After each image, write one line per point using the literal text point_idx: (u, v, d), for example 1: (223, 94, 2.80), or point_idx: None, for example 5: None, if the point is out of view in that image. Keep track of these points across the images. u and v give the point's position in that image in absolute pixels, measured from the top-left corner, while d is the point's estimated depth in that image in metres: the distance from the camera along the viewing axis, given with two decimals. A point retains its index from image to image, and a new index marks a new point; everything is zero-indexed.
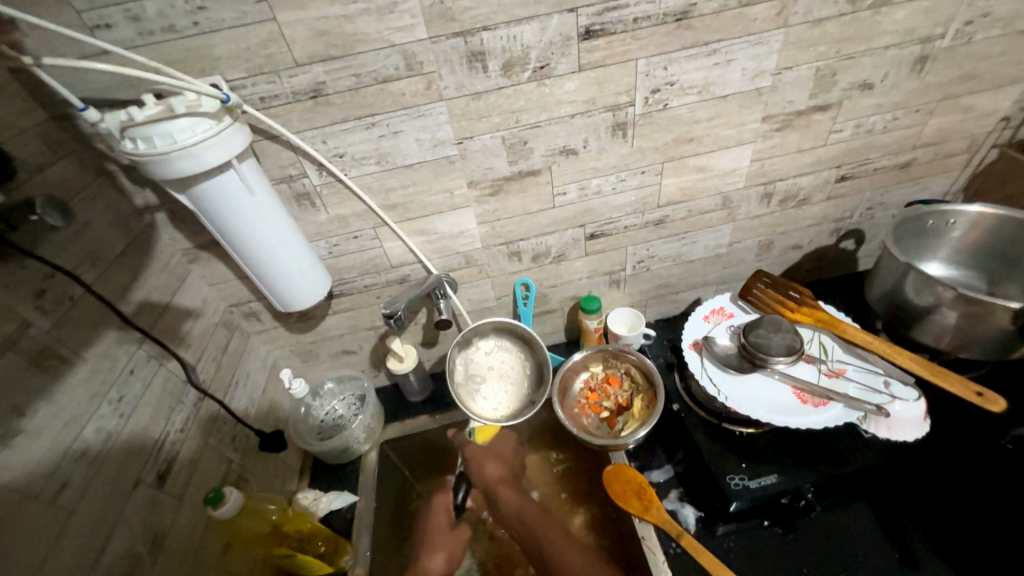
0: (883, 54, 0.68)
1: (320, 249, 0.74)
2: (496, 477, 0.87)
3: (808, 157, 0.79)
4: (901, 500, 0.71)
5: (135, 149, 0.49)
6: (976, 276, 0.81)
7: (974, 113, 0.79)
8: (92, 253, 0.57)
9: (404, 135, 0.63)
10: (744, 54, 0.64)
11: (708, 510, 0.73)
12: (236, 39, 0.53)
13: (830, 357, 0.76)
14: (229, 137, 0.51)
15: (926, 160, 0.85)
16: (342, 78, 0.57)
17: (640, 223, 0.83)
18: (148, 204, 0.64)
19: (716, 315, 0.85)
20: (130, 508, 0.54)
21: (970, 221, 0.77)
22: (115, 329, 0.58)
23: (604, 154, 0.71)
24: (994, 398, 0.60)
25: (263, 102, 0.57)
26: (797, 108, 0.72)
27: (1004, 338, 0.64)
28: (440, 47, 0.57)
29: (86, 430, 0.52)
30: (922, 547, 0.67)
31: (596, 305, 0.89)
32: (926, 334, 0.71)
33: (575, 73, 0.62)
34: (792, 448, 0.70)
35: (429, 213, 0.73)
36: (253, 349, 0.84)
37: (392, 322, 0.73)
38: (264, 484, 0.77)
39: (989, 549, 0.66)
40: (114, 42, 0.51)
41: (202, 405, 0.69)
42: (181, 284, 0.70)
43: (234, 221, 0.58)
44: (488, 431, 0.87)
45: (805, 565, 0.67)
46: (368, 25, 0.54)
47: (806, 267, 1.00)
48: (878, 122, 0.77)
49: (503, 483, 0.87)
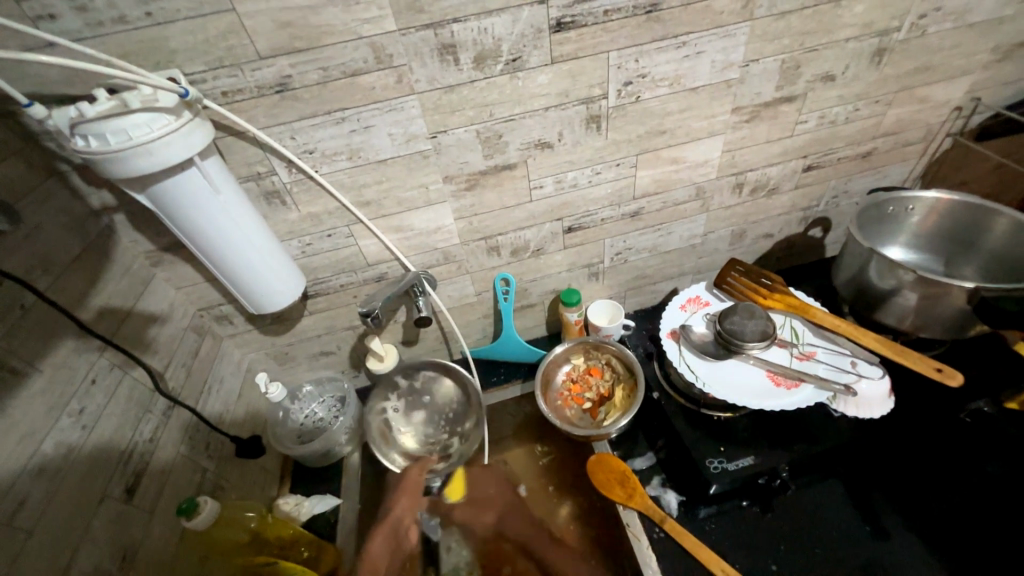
0: (844, 47, 0.70)
1: (293, 249, 0.72)
2: (498, 516, 0.81)
3: (776, 147, 0.81)
4: (870, 475, 0.75)
5: (87, 147, 0.47)
6: (935, 259, 0.85)
7: (929, 103, 0.82)
8: (45, 258, 0.54)
9: (375, 129, 0.62)
10: (712, 47, 0.65)
11: (690, 494, 0.74)
12: (194, 31, 0.50)
13: (801, 340, 0.79)
14: (189, 133, 0.49)
15: (886, 149, 0.88)
16: (309, 71, 0.55)
17: (616, 216, 0.83)
18: (105, 205, 0.61)
19: (693, 304, 0.87)
20: (96, 524, 0.52)
21: (927, 206, 0.81)
22: (73, 338, 0.55)
23: (579, 147, 0.71)
24: (952, 373, 0.63)
25: (226, 96, 0.55)
26: (764, 100, 0.73)
27: (960, 317, 0.67)
28: (410, 40, 0.56)
29: (44, 445, 0.49)
30: (889, 518, 0.70)
31: (576, 298, 0.89)
32: (889, 315, 0.74)
33: (547, 65, 0.62)
34: (767, 430, 0.72)
35: (404, 210, 0.72)
36: (225, 354, 0.81)
37: (369, 321, 0.71)
38: (242, 491, 0.75)
39: (951, 517, 0.69)
40: (60, 34, 0.48)
41: (172, 413, 0.66)
42: (144, 289, 0.67)
43: (199, 221, 0.56)
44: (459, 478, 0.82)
45: (782, 542, 0.70)
46: (334, 16, 0.52)
47: (777, 255, 1.03)
48: (841, 113, 0.79)
49: (508, 522, 0.80)
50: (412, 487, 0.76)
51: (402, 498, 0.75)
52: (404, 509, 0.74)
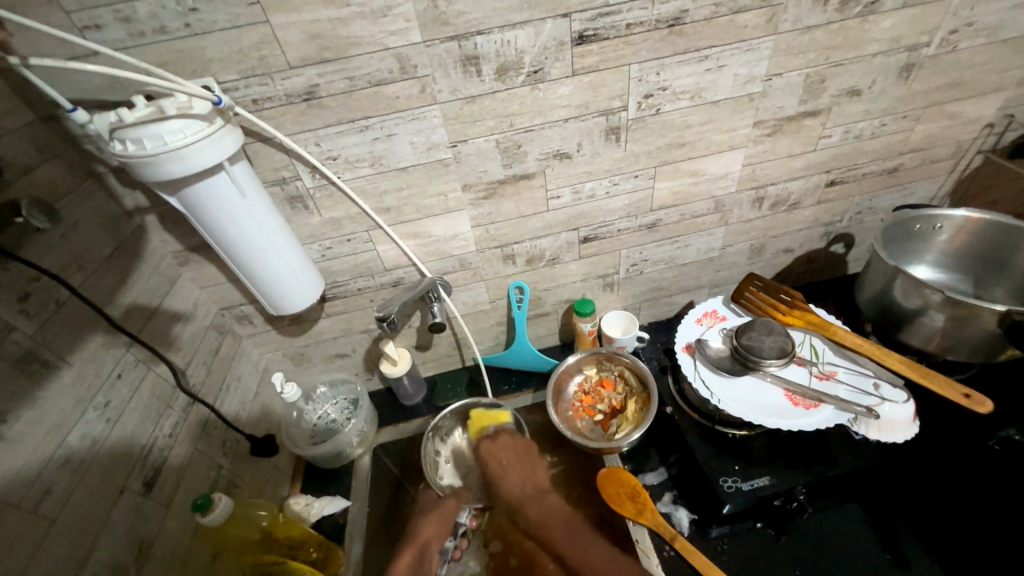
0: (870, 62, 0.69)
1: (313, 252, 0.74)
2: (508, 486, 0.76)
3: (799, 161, 0.80)
4: (893, 502, 0.72)
5: (124, 151, 0.49)
6: (964, 280, 0.82)
7: (959, 120, 0.80)
8: (79, 256, 0.56)
9: (397, 138, 0.63)
10: (735, 61, 0.65)
11: (702, 512, 0.73)
12: (229, 41, 0.52)
13: (821, 359, 0.77)
14: (220, 139, 0.51)
15: (913, 166, 0.86)
16: (336, 81, 0.57)
17: (633, 227, 0.83)
18: (138, 206, 0.64)
19: (709, 318, 0.86)
20: (115, 516, 0.53)
21: (956, 224, 0.79)
22: (102, 333, 0.57)
23: (598, 158, 0.71)
24: (981, 400, 0.61)
25: (256, 104, 0.57)
26: (787, 114, 0.73)
27: (991, 340, 0.65)
28: (434, 51, 0.57)
29: (70, 436, 0.50)
30: (912, 548, 0.68)
31: (591, 308, 0.88)
32: (914, 336, 0.72)
33: (568, 78, 0.62)
34: (784, 450, 0.70)
35: (423, 216, 0.73)
36: (244, 353, 0.83)
37: (384, 325, 0.72)
38: (255, 489, 0.77)
39: (978, 550, 0.66)
40: (104, 42, 0.51)
41: (191, 410, 0.68)
42: (171, 287, 0.69)
43: (225, 224, 0.57)
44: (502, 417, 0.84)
45: (798, 565, 0.68)
46: (362, 28, 0.54)
47: (797, 270, 1.01)
48: (867, 128, 0.78)
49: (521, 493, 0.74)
50: (445, 513, 0.77)
51: (432, 522, 0.76)
52: (432, 534, 0.76)
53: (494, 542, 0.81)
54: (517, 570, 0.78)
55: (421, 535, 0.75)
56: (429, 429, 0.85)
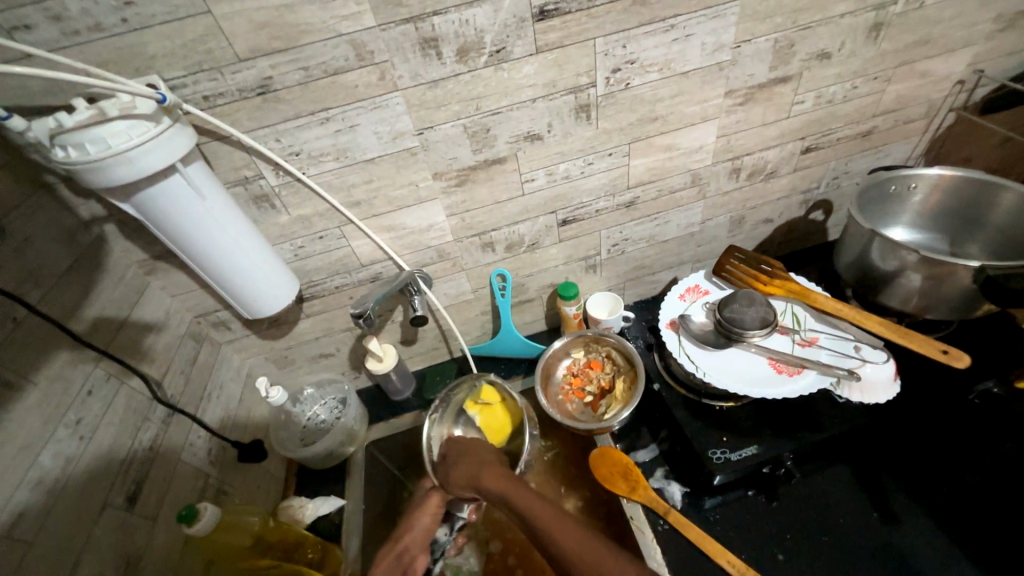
0: (838, 23, 0.68)
1: (285, 252, 0.72)
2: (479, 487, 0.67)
3: (773, 130, 0.79)
4: (880, 460, 0.73)
5: (67, 158, 0.46)
6: (939, 239, 0.83)
7: (930, 78, 0.80)
8: (35, 271, 0.54)
9: (361, 128, 0.61)
10: (702, 29, 0.63)
11: (694, 484, 0.74)
12: (170, 35, 0.50)
13: (803, 327, 0.78)
14: (170, 140, 0.49)
15: (886, 128, 0.86)
16: (290, 72, 0.54)
17: (612, 206, 0.82)
18: (95, 216, 0.61)
19: (692, 293, 0.86)
20: (97, 535, 0.52)
21: (930, 184, 0.79)
22: (67, 350, 0.55)
23: (569, 138, 0.70)
24: (958, 354, 0.62)
25: (208, 101, 0.55)
26: (758, 81, 0.72)
27: (967, 296, 0.65)
28: (391, 35, 0.55)
29: (42, 457, 0.49)
30: (900, 505, 0.69)
31: (574, 291, 0.88)
32: (892, 298, 0.73)
33: (532, 55, 0.60)
34: (770, 418, 0.71)
35: (395, 208, 0.71)
36: (225, 359, 0.81)
37: (361, 322, 0.71)
38: (246, 495, 0.76)
39: (963, 501, 0.68)
40: (36, 44, 0.48)
41: (171, 420, 0.67)
42: (139, 298, 0.67)
43: (186, 229, 0.56)
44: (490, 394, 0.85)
45: (789, 530, 0.69)
46: (312, 14, 0.51)
47: (779, 239, 1.02)
48: (838, 91, 0.77)
49: (489, 473, 0.67)
50: (428, 516, 0.71)
51: (422, 517, 0.71)
52: (417, 536, 0.70)
53: (493, 542, 0.83)
54: (515, 567, 0.80)
55: (403, 537, 0.69)
56: (437, 400, 0.84)
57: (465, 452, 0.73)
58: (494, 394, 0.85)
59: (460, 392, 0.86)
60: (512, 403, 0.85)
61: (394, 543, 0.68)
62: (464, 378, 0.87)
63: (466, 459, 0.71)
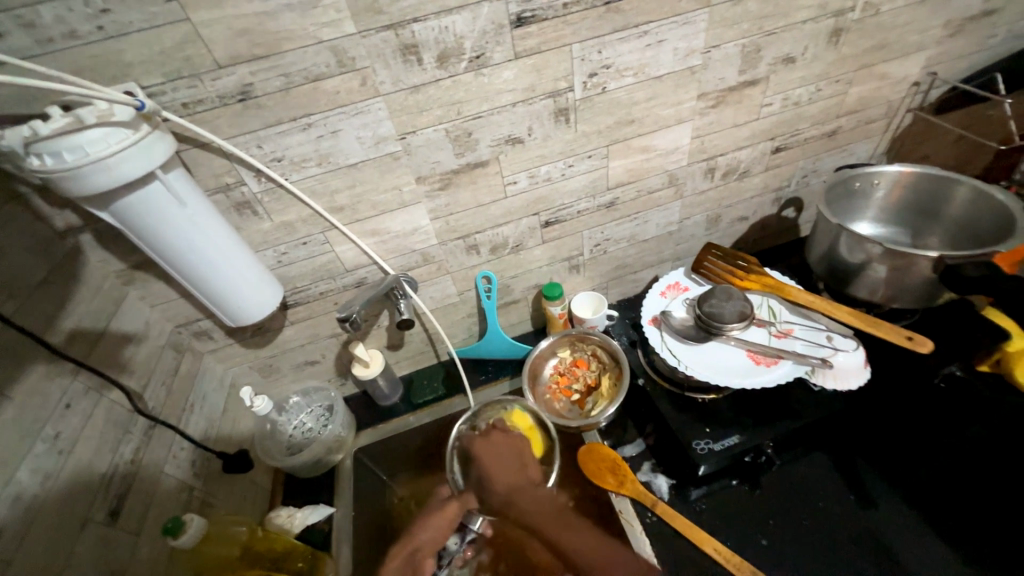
0: (801, 29, 0.72)
1: (268, 259, 0.71)
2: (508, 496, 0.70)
3: (745, 131, 0.83)
4: (856, 445, 0.76)
5: (43, 167, 0.46)
6: (903, 233, 0.87)
7: (889, 80, 0.84)
8: (7, 282, 0.52)
9: (343, 133, 0.62)
10: (672, 35, 0.66)
11: (680, 476, 0.76)
12: (148, 43, 0.50)
13: (778, 319, 0.81)
14: (149, 147, 0.49)
15: (851, 128, 0.90)
16: (270, 78, 0.55)
17: (592, 207, 0.84)
18: (70, 225, 0.60)
19: (673, 290, 0.88)
20: (79, 551, 0.51)
21: (892, 180, 0.83)
22: (43, 363, 0.54)
23: (550, 141, 0.72)
24: (922, 340, 0.65)
25: (187, 108, 0.54)
26: (728, 84, 0.75)
27: (928, 286, 0.69)
28: (371, 41, 0.55)
29: (19, 473, 0.48)
30: (875, 487, 0.72)
31: (559, 292, 0.90)
32: (861, 289, 0.76)
33: (511, 61, 0.62)
34: (750, 408, 0.73)
35: (379, 213, 0.71)
36: (207, 369, 0.80)
37: (347, 326, 0.72)
38: (234, 507, 0.75)
39: (934, 482, 0.71)
40: (9, 51, 0.47)
41: (153, 432, 0.65)
42: (117, 309, 0.66)
43: (166, 237, 0.55)
44: (520, 419, 0.83)
45: (772, 517, 0.71)
46: (292, 21, 0.52)
47: (754, 236, 1.05)
48: (804, 94, 0.81)
49: (519, 491, 0.70)
50: (447, 519, 0.73)
51: (439, 518, 0.72)
52: (428, 539, 0.70)
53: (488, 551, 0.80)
54: None
55: (418, 535, 0.70)
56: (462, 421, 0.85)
57: (492, 461, 0.75)
58: (523, 421, 0.82)
59: (491, 413, 0.85)
60: (540, 430, 0.81)
61: (408, 541, 0.70)
62: (495, 399, 0.87)
63: (495, 468, 0.73)
